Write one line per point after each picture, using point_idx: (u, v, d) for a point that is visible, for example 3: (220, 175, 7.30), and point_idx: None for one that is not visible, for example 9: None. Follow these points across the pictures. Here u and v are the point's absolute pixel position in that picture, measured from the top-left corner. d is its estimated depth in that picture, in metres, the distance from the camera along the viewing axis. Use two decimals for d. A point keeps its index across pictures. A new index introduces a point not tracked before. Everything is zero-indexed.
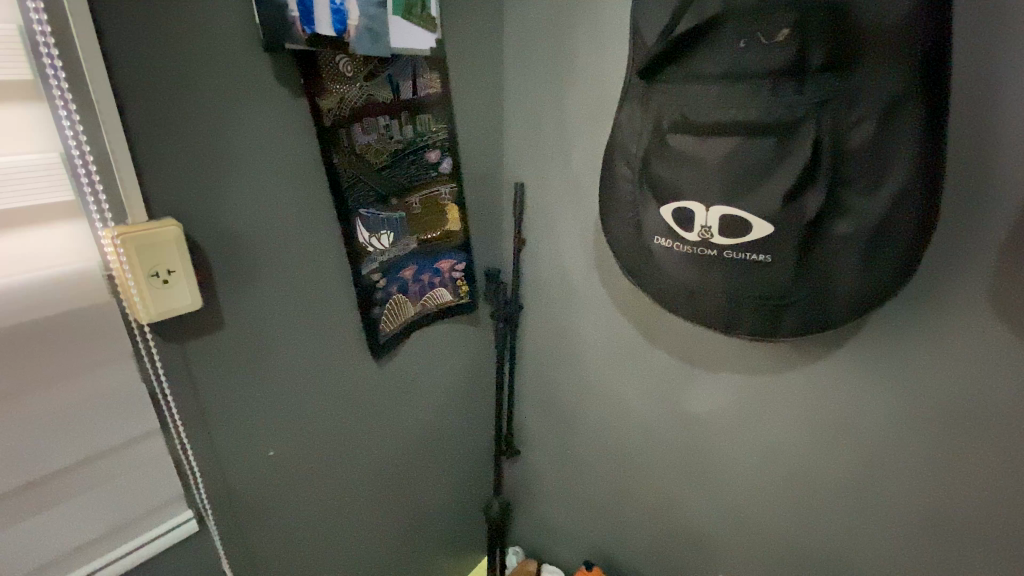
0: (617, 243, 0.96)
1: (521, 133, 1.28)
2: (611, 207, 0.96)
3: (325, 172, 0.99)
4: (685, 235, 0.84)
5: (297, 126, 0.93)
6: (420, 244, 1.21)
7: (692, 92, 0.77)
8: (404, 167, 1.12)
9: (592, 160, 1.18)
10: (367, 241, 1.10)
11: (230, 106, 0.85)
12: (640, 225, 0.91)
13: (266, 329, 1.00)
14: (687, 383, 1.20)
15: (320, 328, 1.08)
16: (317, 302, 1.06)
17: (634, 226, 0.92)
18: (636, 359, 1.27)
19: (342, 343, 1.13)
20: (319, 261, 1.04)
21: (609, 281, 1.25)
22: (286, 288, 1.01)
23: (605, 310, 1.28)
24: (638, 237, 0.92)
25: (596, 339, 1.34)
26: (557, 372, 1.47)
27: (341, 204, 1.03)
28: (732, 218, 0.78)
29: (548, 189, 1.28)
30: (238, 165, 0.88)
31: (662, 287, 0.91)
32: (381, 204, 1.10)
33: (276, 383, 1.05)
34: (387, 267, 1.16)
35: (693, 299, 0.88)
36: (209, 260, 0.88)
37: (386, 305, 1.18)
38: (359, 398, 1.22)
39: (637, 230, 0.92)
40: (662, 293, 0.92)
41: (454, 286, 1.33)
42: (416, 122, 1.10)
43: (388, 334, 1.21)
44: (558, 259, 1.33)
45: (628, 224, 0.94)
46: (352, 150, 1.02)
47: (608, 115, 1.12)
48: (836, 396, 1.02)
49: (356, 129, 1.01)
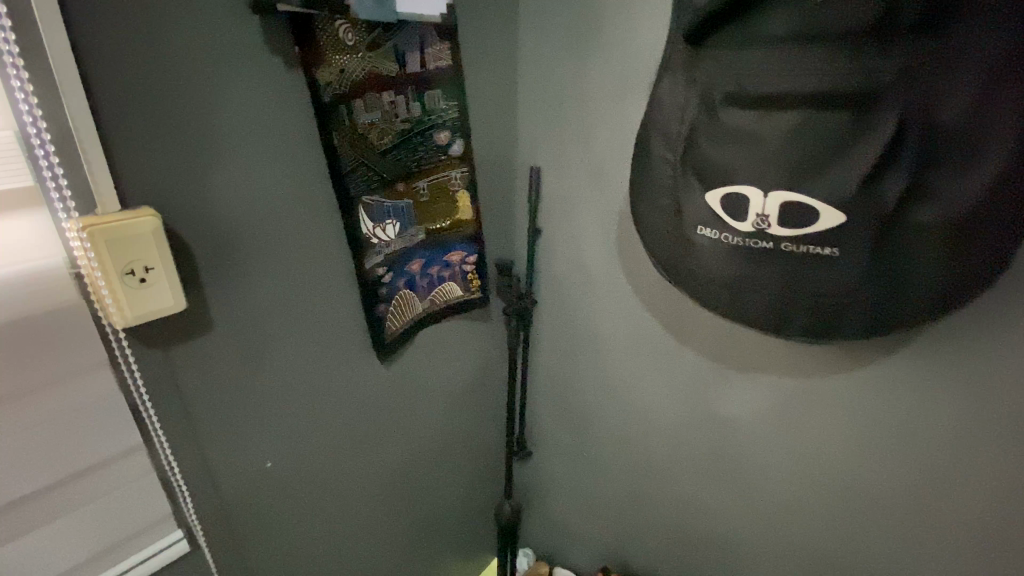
0: (652, 235, 0.87)
1: (538, 113, 1.17)
2: (646, 194, 0.86)
3: (323, 155, 0.88)
4: (736, 225, 0.74)
5: (293, 102, 0.82)
6: (428, 235, 1.10)
7: (751, 58, 0.68)
8: (411, 150, 1.01)
9: (617, 142, 1.07)
10: (373, 232, 1.00)
11: (215, 79, 0.74)
12: (681, 214, 0.81)
13: (261, 330, 0.90)
14: (718, 385, 1.11)
15: (321, 327, 0.99)
16: (317, 300, 0.96)
17: (673, 215, 0.83)
18: (661, 359, 1.18)
19: (344, 343, 1.04)
20: (318, 254, 0.94)
21: (634, 275, 1.15)
22: (282, 285, 0.91)
23: (628, 305, 1.19)
24: (678, 228, 0.82)
25: (617, 337, 1.24)
26: (574, 370, 1.38)
27: (342, 191, 0.92)
28: (794, 205, 0.69)
29: (567, 175, 1.17)
30: (227, 148, 0.78)
31: (702, 285, 0.82)
32: (386, 190, 0.99)
33: (273, 389, 0.96)
34: (393, 261, 1.05)
35: (738, 297, 0.79)
36: (195, 255, 0.78)
37: (392, 301, 1.08)
38: (364, 402, 1.13)
39: (676, 220, 0.82)
40: (702, 291, 0.82)
41: (465, 280, 1.23)
42: (424, 99, 0.99)
43: (395, 333, 1.11)
44: (577, 251, 1.23)
45: (666, 213, 0.84)
46: (355, 130, 0.91)
47: (636, 90, 1.01)
48: (888, 403, 0.93)
49: (358, 107, 0.90)
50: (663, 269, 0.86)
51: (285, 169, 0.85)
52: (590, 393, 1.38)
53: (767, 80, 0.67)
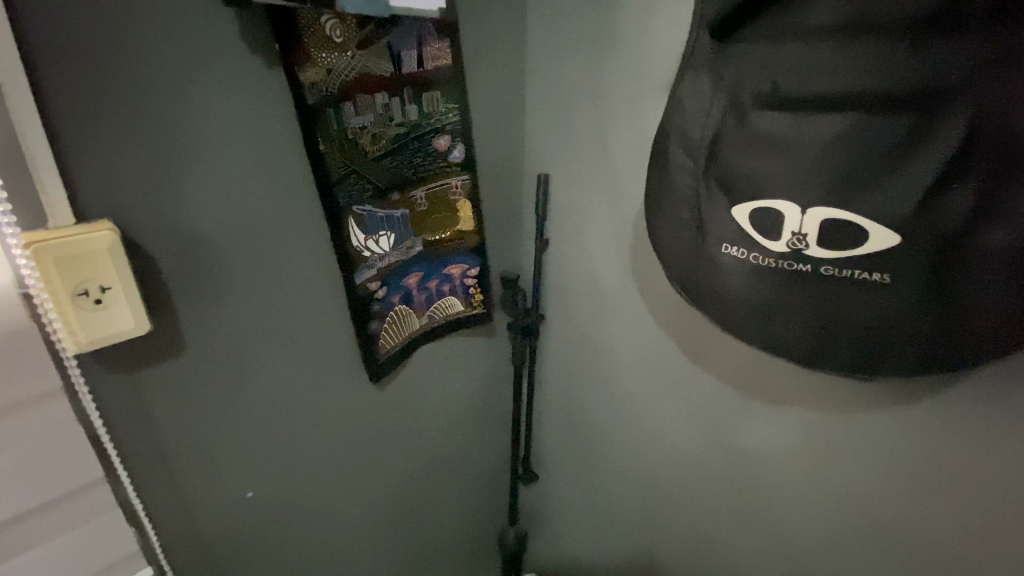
0: (671, 251, 0.77)
1: (547, 117, 1.09)
2: (664, 206, 0.77)
3: (308, 162, 0.80)
4: (767, 244, 0.66)
5: (274, 104, 0.75)
6: (426, 247, 1.03)
7: (787, 54, 0.61)
8: (407, 156, 0.93)
9: (632, 148, 0.97)
10: (364, 245, 0.92)
11: (186, 77, 0.67)
12: (704, 229, 0.72)
13: (240, 350, 0.83)
14: (741, 415, 1.01)
15: (308, 347, 0.91)
16: (302, 317, 0.89)
17: (695, 230, 0.74)
18: (677, 384, 1.08)
19: (333, 363, 0.96)
20: (304, 268, 0.86)
21: (649, 292, 1.05)
22: (263, 301, 0.83)
23: (642, 325, 1.09)
24: (701, 244, 0.73)
25: (630, 359, 1.15)
26: (584, 391, 1.30)
27: (330, 202, 0.84)
28: (837, 223, 0.61)
29: (578, 183, 1.09)
30: (200, 154, 0.71)
31: (729, 310, 0.72)
32: (380, 200, 0.92)
33: (254, 413, 0.88)
34: (387, 275, 0.98)
35: (768, 325, 0.69)
36: (163, 270, 0.71)
37: (386, 318, 1.00)
38: (356, 426, 1.05)
39: (699, 235, 0.73)
40: (726, 316, 0.72)
41: (467, 294, 1.14)
42: (422, 101, 0.92)
43: (389, 352, 1.03)
44: (589, 264, 1.14)
45: (687, 227, 0.74)
46: (345, 135, 0.83)
47: (652, 92, 0.91)
48: (937, 446, 0.81)
49: (348, 109, 0.82)
50: (682, 290, 0.75)
51: (265, 177, 0.77)
52: (600, 416, 1.29)
53: (806, 79, 0.60)
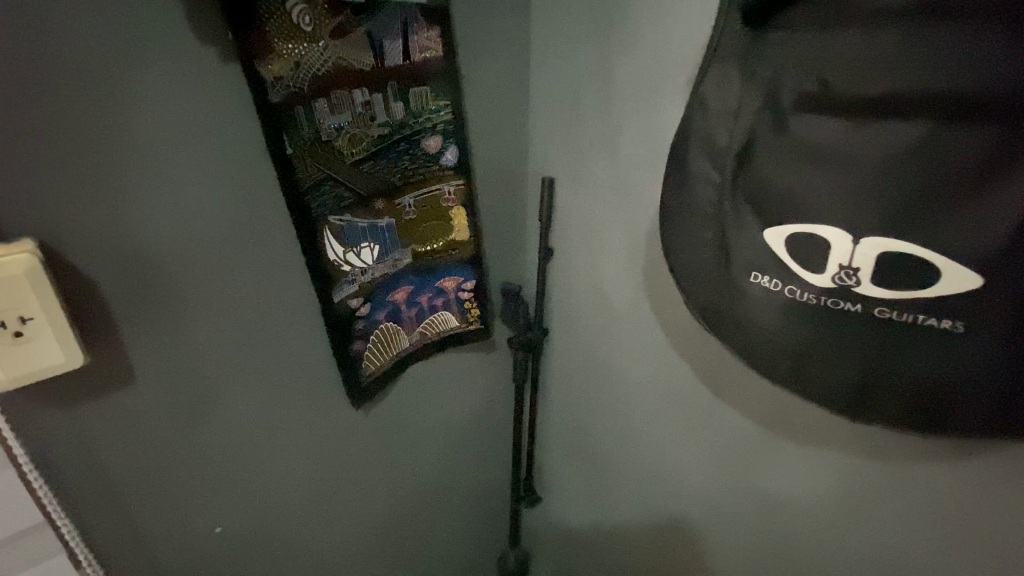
0: (688, 274, 0.66)
1: (552, 115, 0.98)
2: (682, 221, 0.65)
3: (273, 168, 0.71)
4: (807, 276, 0.56)
5: (232, 102, 0.66)
6: (416, 258, 0.93)
7: (842, 47, 0.50)
8: (392, 159, 0.83)
9: (646, 151, 0.86)
10: (343, 258, 0.82)
11: (122, 72, 0.58)
12: (730, 253, 0.61)
13: (200, 377, 0.74)
14: (765, 451, 0.89)
15: (281, 370, 0.83)
16: (273, 338, 0.80)
17: (719, 253, 0.62)
18: (694, 413, 0.98)
19: (310, 387, 0.87)
20: (272, 285, 0.77)
21: (663, 312, 0.94)
22: (226, 323, 0.74)
23: (656, 348, 0.98)
24: (727, 270, 0.62)
25: (642, 382, 1.05)
26: (591, 412, 1.19)
27: (301, 212, 0.75)
28: (901, 259, 0.51)
29: (587, 189, 0.97)
30: (143, 161, 0.62)
31: (757, 346, 0.61)
32: (361, 208, 0.82)
33: (221, 443, 0.80)
34: (372, 291, 0.88)
35: (801, 366, 0.59)
36: (104, 292, 0.63)
37: (370, 337, 0.91)
38: (338, 451, 0.96)
39: (724, 259, 0.62)
40: (755, 354, 0.62)
41: (462, 309, 1.04)
42: (408, 97, 0.81)
43: (373, 373, 0.94)
44: (597, 278, 1.04)
45: (707, 247, 0.63)
46: (317, 137, 0.73)
47: (670, 87, 0.79)
48: (1004, 514, 0.68)
49: (320, 108, 0.73)
50: (702, 321, 0.64)
51: (222, 185, 0.68)
52: (608, 439, 1.19)
53: (864, 79, 0.49)
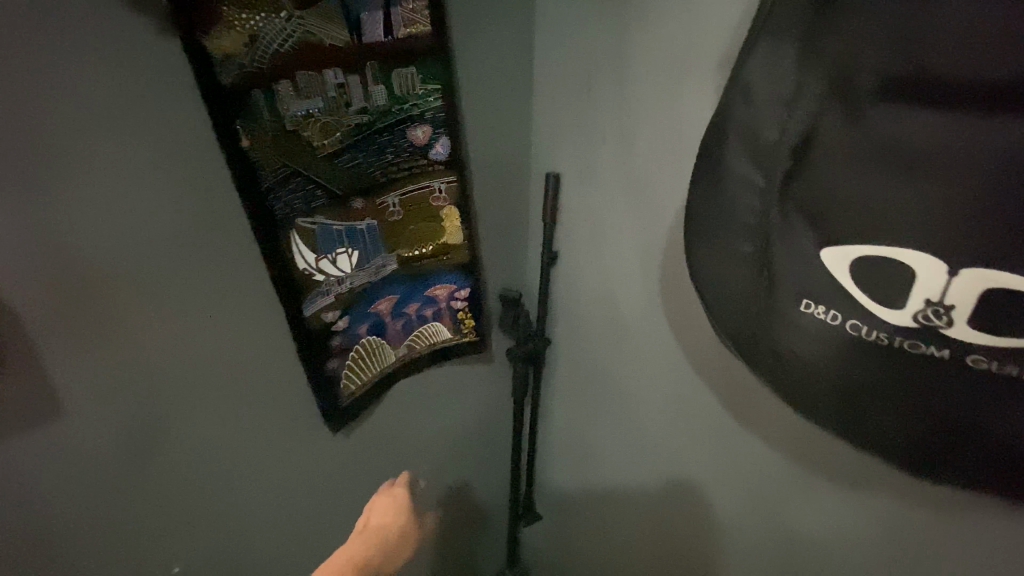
0: (720, 298, 0.55)
1: (559, 102, 0.86)
2: (714, 234, 0.54)
3: (225, 163, 0.60)
4: (880, 312, 0.46)
5: (173, 81, 0.54)
6: (402, 265, 0.82)
7: (943, 16, 0.39)
8: (373, 152, 0.72)
9: (665, 145, 0.74)
10: (316, 266, 0.71)
11: (28, 42, 0.46)
12: (776, 276, 0.50)
13: (149, 409, 0.62)
14: (798, 489, 0.78)
15: (247, 396, 0.71)
16: (235, 360, 0.68)
17: (762, 274, 0.52)
18: (714, 441, 0.87)
19: (280, 414, 0.76)
20: (232, 299, 0.65)
21: (682, 327, 0.83)
22: (177, 345, 0.63)
23: (672, 368, 0.88)
24: (769, 295, 0.51)
25: (655, 403, 0.94)
26: (596, 429, 1.10)
27: (261, 215, 0.64)
28: (1009, 297, 0.41)
29: (597, 187, 0.86)
30: (62, 152, 0.50)
31: (803, 386, 0.51)
32: (337, 208, 0.71)
33: (176, 486, 0.68)
34: (351, 302, 0.77)
35: (856, 409, 0.49)
36: (16, 313, 0.51)
37: (350, 354, 0.80)
38: (317, 479, 0.86)
39: (766, 282, 0.51)
40: (797, 393, 0.52)
41: (455, 320, 0.93)
42: (392, 80, 0.70)
43: (353, 393, 0.83)
44: (607, 287, 0.93)
45: (745, 267, 0.53)
46: (280, 127, 0.62)
47: (697, 71, 0.67)
48: None
49: (284, 92, 0.62)
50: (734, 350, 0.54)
51: (166, 181, 0.56)
52: (615, 460, 1.08)
53: (976, 57, 0.38)
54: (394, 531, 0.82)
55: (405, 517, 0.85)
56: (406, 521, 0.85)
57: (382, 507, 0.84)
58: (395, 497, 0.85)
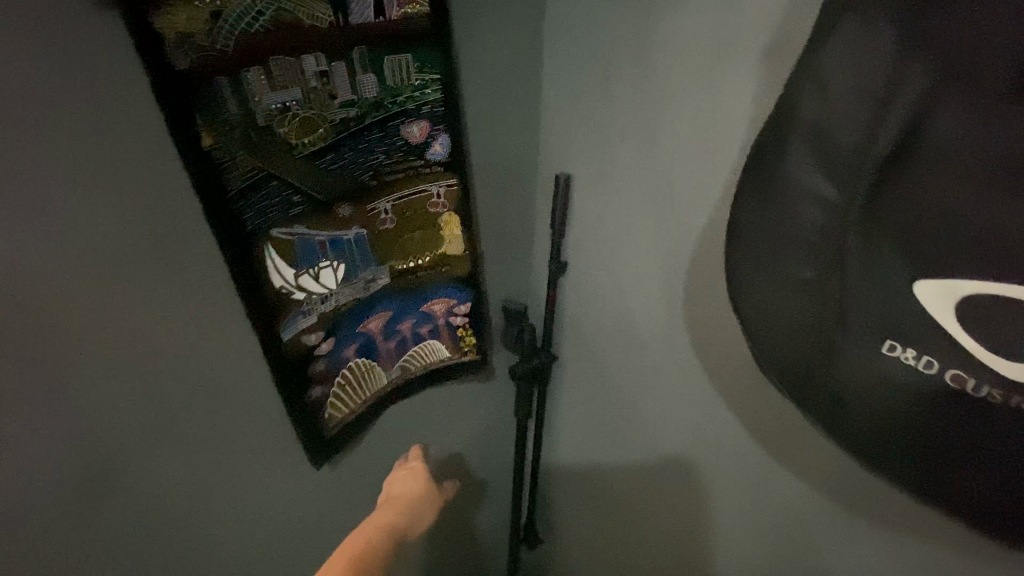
0: (768, 330, 0.47)
1: (571, 96, 0.77)
2: (767, 253, 0.46)
3: (183, 164, 0.49)
4: (995, 364, 0.37)
5: (116, 64, 0.44)
6: (395, 278, 0.72)
7: None
8: (362, 151, 0.62)
9: (696, 147, 0.65)
10: (293, 283, 0.61)
11: None
12: (842, 309, 0.43)
13: (91, 462, 0.51)
14: (835, 541, 0.69)
15: (216, 437, 0.60)
16: (198, 398, 0.57)
17: (826, 305, 0.44)
18: (739, 478, 0.78)
19: (252, 457, 0.65)
20: (193, 326, 0.55)
21: (707, 351, 0.74)
22: (124, 383, 0.51)
23: (694, 393, 0.79)
24: (835, 329, 0.44)
25: (672, 430, 0.85)
26: (604, 454, 1.01)
27: (228, 227, 0.54)
28: None
29: (614, 192, 0.77)
30: None
31: (872, 433, 0.44)
32: (320, 216, 0.61)
33: (122, 554, 0.56)
34: (336, 322, 0.68)
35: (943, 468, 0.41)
36: None
37: (335, 380, 0.70)
38: (298, 525, 0.75)
39: (829, 314, 0.44)
40: (866, 437, 0.44)
41: (454, 337, 0.84)
42: (384, 69, 0.60)
43: (339, 423, 0.74)
44: (622, 302, 0.84)
45: (805, 296, 0.45)
46: (251, 122, 0.53)
47: (736, 62, 0.59)
48: None
49: (255, 81, 0.52)
50: (787, 379, 0.47)
51: (106, 186, 0.46)
52: (624, 489, 0.99)
53: None
54: (417, 496, 0.76)
55: (427, 484, 0.79)
56: (429, 485, 0.79)
57: (403, 479, 0.79)
58: (411, 470, 0.80)
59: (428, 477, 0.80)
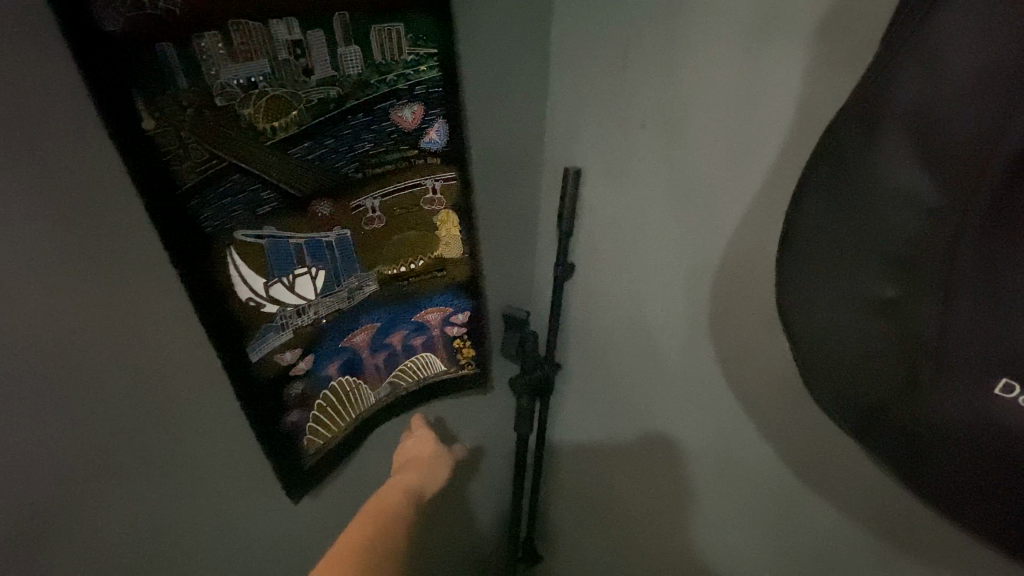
0: (830, 360, 0.41)
1: (584, 79, 0.68)
2: (835, 259, 0.39)
3: (119, 154, 0.39)
4: None
5: (23, 18, 0.34)
6: (383, 285, 0.63)
7: None
8: (345, 138, 0.53)
9: (733, 136, 0.57)
10: (264, 294, 0.52)
11: None
12: (924, 336, 0.37)
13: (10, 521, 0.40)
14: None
15: (174, 477, 0.50)
16: (142, 438, 0.47)
17: (906, 333, 0.37)
18: (765, 506, 0.70)
19: (218, 496, 0.55)
20: (133, 353, 0.44)
21: (736, 366, 0.66)
22: (36, 431, 0.40)
23: (717, 413, 0.71)
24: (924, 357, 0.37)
25: (692, 454, 0.76)
26: (609, 477, 0.91)
27: (180, 230, 0.44)
28: None
29: (632, 188, 0.68)
30: None
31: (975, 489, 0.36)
32: (294, 215, 0.52)
33: None
34: (316, 337, 0.59)
35: None
36: None
37: (314, 403, 0.61)
38: (273, 569, 0.64)
39: (910, 344, 0.37)
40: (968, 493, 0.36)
41: (451, 349, 0.76)
42: (371, 41, 0.51)
43: (320, 451, 0.64)
44: (636, 310, 0.75)
45: (881, 321, 0.38)
46: (207, 102, 0.43)
47: (786, 38, 0.50)
48: None
49: (211, 50, 0.42)
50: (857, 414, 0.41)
51: (0, 176, 0.35)
52: (630, 514, 0.91)
53: None
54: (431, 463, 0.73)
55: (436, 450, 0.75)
56: (440, 451, 0.75)
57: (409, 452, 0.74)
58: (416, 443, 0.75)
59: (436, 442, 0.76)
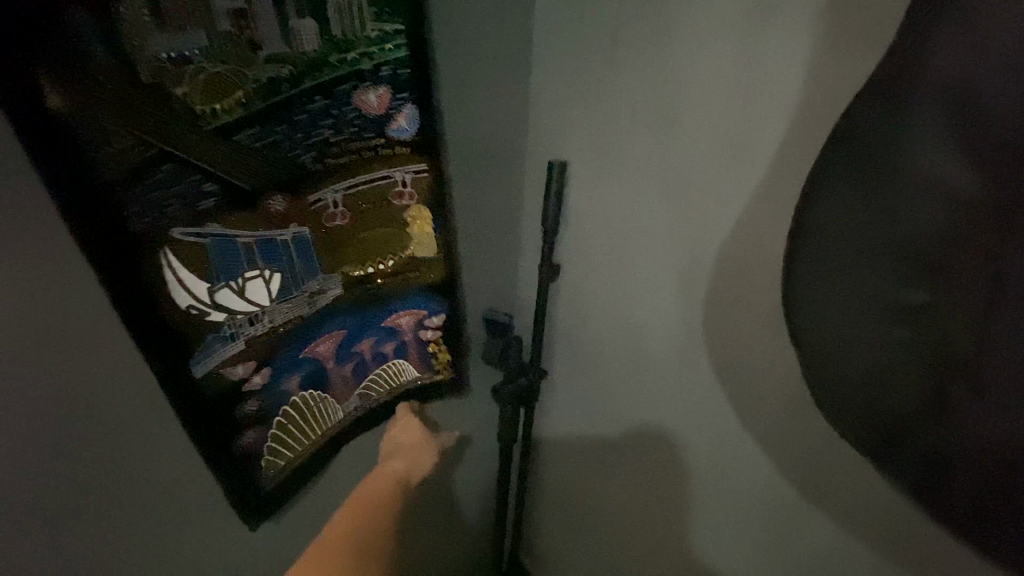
0: (842, 374, 0.36)
1: (570, 64, 0.63)
2: (847, 259, 0.34)
3: (19, 138, 0.33)
4: None
5: None
6: (349, 288, 0.57)
7: None
8: (301, 123, 0.47)
9: (729, 124, 0.52)
10: (208, 301, 0.46)
11: None
12: (949, 344, 0.33)
13: None
14: None
15: (105, 505, 0.44)
16: (65, 461, 0.41)
17: (932, 341, 0.33)
18: (760, 520, 0.66)
19: (159, 525, 0.49)
20: (49, 365, 0.39)
21: (730, 372, 0.62)
22: None
23: (710, 421, 0.66)
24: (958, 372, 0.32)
25: (683, 466, 0.72)
26: (596, 488, 0.87)
27: (101, 228, 0.38)
28: None
29: (620, 182, 0.64)
30: None
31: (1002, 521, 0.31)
32: (243, 211, 0.46)
33: None
34: (273, 348, 0.53)
35: None
36: None
37: (272, 421, 0.55)
38: None
39: (942, 356, 0.33)
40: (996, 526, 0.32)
41: (425, 355, 0.70)
42: (328, 14, 0.45)
43: (282, 475, 0.58)
44: (627, 314, 0.70)
45: (903, 328, 0.34)
46: (129, 78, 0.37)
47: (788, 16, 0.46)
48: None
49: (133, 17, 0.36)
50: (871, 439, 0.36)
51: None
52: (618, 529, 0.86)
53: None
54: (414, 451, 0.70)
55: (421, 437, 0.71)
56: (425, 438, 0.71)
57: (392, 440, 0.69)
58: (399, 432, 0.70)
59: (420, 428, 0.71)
